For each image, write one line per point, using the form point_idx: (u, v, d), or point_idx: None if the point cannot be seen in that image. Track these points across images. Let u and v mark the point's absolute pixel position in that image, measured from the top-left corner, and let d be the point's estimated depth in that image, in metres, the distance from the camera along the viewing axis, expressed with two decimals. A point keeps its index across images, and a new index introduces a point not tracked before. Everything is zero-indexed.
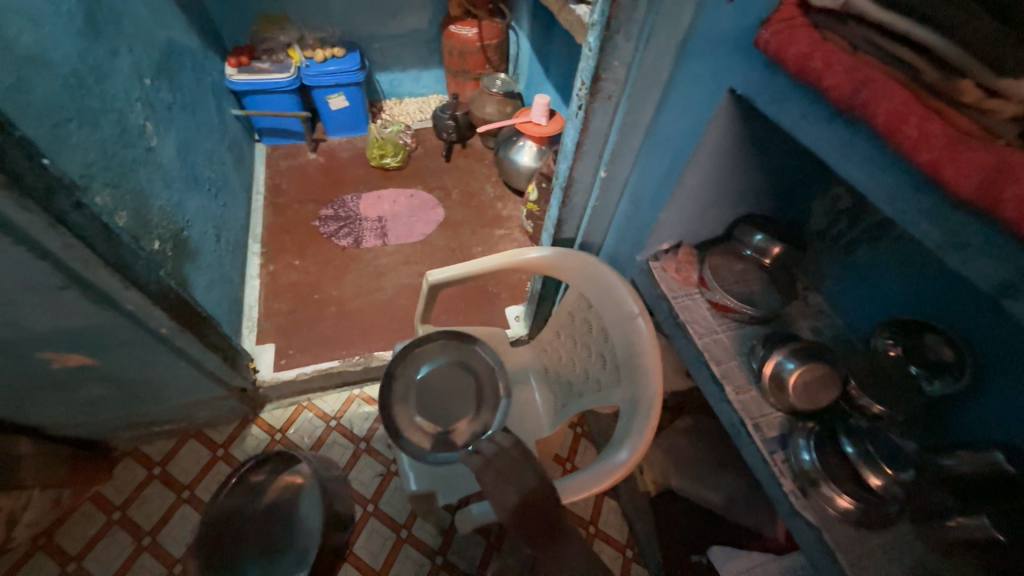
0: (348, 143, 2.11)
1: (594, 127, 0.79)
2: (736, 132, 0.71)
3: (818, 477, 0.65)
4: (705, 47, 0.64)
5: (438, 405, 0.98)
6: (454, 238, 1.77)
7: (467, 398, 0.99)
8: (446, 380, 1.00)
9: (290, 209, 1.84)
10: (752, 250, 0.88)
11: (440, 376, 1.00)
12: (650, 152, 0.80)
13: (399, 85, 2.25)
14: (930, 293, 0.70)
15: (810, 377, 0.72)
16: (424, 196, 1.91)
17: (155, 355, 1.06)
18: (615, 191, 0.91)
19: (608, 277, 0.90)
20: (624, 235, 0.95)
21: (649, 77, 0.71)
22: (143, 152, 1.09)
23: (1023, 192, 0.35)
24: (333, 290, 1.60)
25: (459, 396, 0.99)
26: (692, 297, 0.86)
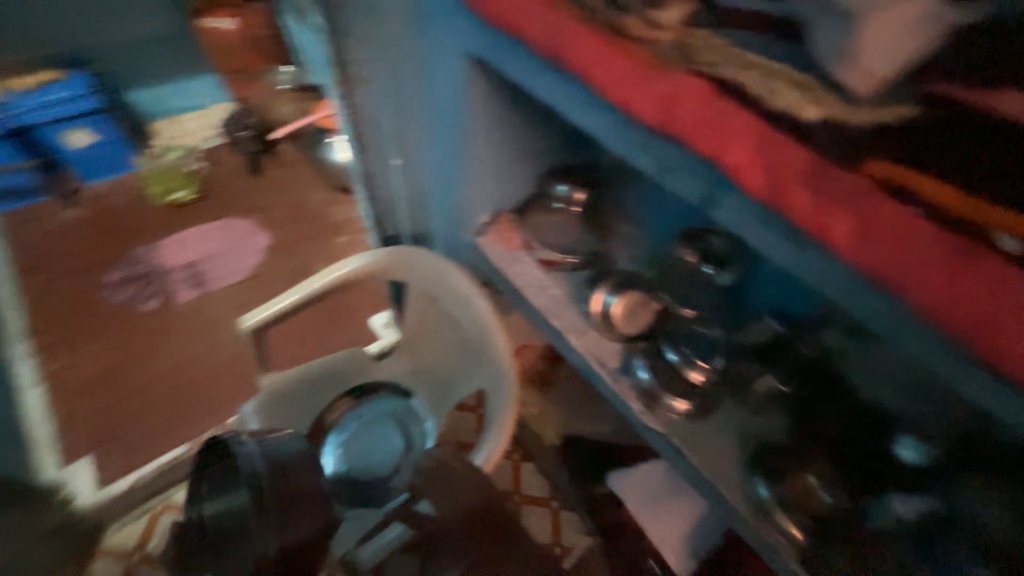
0: (121, 185, 1.71)
1: None
2: (499, 96, 0.70)
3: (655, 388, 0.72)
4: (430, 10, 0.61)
5: (373, 463, 0.89)
6: (291, 261, 1.56)
7: (395, 446, 0.91)
8: (369, 437, 0.91)
9: (60, 287, 1.45)
10: (561, 201, 0.91)
11: (363, 437, 0.91)
12: (430, 130, 0.77)
13: (165, 102, 1.84)
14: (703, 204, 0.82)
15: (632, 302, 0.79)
16: (240, 223, 1.65)
17: None
18: (418, 177, 0.87)
19: (438, 265, 0.87)
20: (440, 216, 0.92)
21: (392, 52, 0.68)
22: None
23: (687, 111, 0.38)
24: (153, 366, 1.33)
25: (389, 447, 0.91)
26: (520, 261, 0.88)
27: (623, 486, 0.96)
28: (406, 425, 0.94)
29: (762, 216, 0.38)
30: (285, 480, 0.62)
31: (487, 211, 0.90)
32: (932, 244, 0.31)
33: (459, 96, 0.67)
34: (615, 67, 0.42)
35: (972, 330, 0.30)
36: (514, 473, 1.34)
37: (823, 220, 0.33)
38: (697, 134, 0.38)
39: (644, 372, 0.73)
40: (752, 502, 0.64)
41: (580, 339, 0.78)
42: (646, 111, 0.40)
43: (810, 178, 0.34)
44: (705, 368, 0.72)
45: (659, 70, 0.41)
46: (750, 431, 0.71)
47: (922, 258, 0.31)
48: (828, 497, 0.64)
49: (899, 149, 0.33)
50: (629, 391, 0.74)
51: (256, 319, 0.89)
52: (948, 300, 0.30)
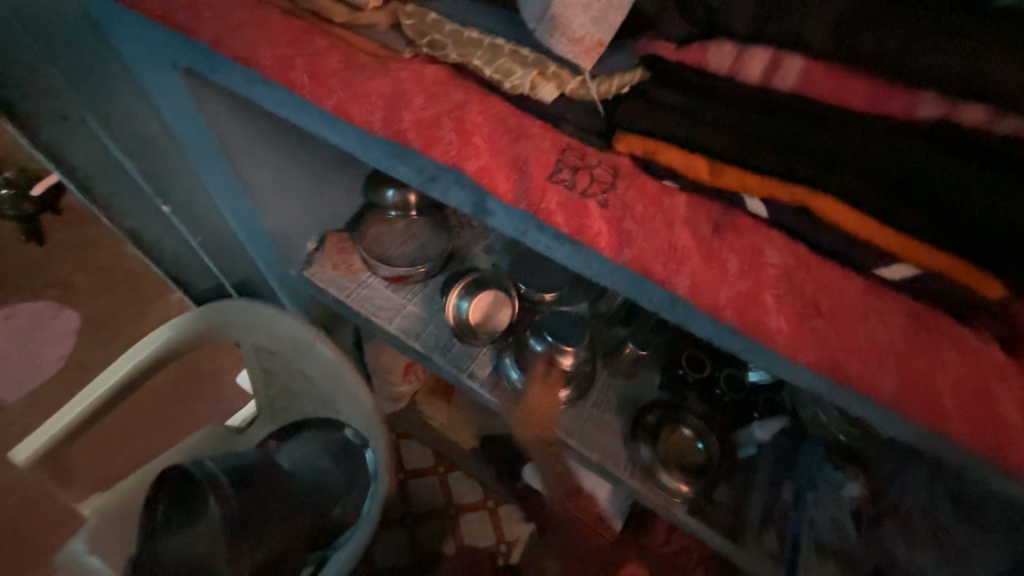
0: None
1: None
2: (260, 114, 0.56)
3: (529, 387, 0.69)
4: (110, 17, 0.43)
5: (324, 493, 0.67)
6: (117, 336, 1.27)
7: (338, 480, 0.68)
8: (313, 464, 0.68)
9: None
10: (395, 209, 0.81)
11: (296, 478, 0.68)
12: (188, 164, 0.60)
13: None
14: None
15: (489, 303, 0.74)
16: (29, 306, 1.30)
17: None
18: (201, 218, 0.69)
19: (267, 315, 0.74)
20: (249, 255, 0.75)
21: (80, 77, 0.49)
22: None
23: (414, 114, 0.31)
24: None
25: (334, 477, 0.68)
26: (365, 284, 0.77)
27: (540, 476, 0.95)
28: (343, 459, 0.69)
29: (529, 220, 0.32)
30: (258, 490, 0.54)
31: (312, 236, 0.77)
32: (683, 230, 0.28)
33: (200, 124, 0.51)
34: (332, 69, 0.32)
35: (735, 314, 0.26)
36: (443, 487, 1.25)
37: (577, 220, 0.28)
38: (430, 143, 0.30)
39: (517, 371, 0.70)
40: (638, 469, 0.65)
41: (445, 355, 0.72)
42: (371, 120, 0.32)
43: (556, 177, 0.29)
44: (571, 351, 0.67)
45: (378, 65, 0.33)
46: (627, 398, 0.71)
47: (678, 246, 0.28)
48: (700, 445, 0.66)
49: (652, 122, 0.28)
50: (506, 392, 0.70)
51: (32, 450, 0.71)
52: (708, 290, 0.27)
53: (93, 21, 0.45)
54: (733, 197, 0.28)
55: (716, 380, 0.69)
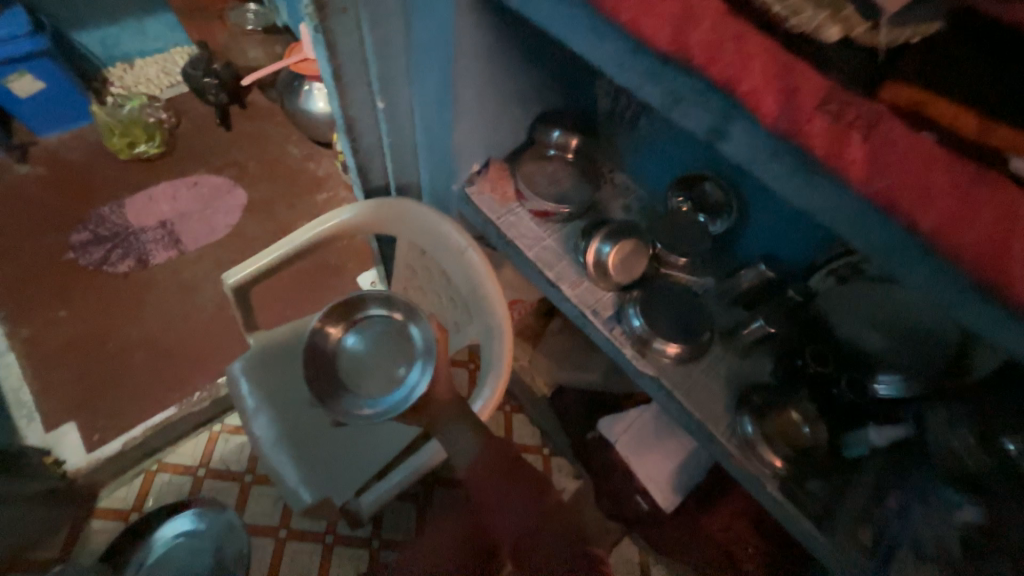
0: (76, 139, 1.54)
1: (345, 50, 0.70)
2: (490, 33, 0.65)
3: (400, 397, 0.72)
4: None
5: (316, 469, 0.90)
6: (273, 220, 1.50)
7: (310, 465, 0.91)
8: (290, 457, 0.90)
9: (19, 249, 1.31)
10: (555, 148, 0.87)
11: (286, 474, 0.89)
12: (419, 67, 0.72)
13: (117, 44, 1.67)
14: (681, 158, 0.83)
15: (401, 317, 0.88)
16: (212, 180, 1.55)
17: None
18: (407, 119, 0.82)
19: (431, 217, 0.84)
20: (429, 164, 0.87)
21: None
22: None
23: (703, 34, 0.36)
24: (131, 330, 1.24)
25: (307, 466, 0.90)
26: (514, 212, 0.84)
27: (614, 431, 1.01)
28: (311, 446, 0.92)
29: (768, 147, 0.36)
30: None
31: (478, 159, 0.86)
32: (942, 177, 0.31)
33: (450, 26, 0.62)
34: None
35: (977, 257, 0.29)
36: (505, 424, 1.34)
37: (838, 148, 0.33)
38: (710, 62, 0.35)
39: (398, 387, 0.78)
40: (736, 438, 0.68)
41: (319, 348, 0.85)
42: (657, 35, 0.37)
43: (823, 107, 0.33)
44: (676, 343, 0.72)
45: None
46: (737, 372, 0.74)
47: (932, 187, 0.31)
48: (807, 429, 0.67)
49: (926, 76, 0.32)
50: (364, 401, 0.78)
51: (239, 277, 0.85)
52: (955, 230, 0.30)
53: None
54: (997, 157, 0.30)
55: (836, 381, 0.69)
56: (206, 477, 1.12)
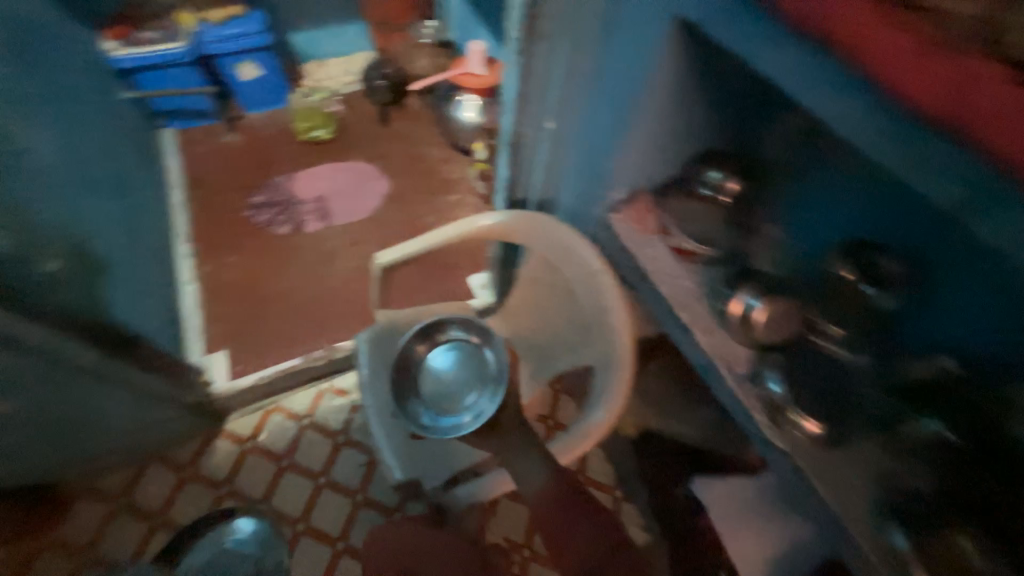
0: (271, 118, 1.84)
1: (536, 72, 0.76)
2: (684, 64, 0.68)
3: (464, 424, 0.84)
4: None
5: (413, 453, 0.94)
6: (406, 211, 1.65)
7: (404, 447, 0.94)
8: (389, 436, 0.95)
9: (214, 199, 1.59)
10: (708, 189, 0.81)
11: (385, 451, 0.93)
12: (602, 91, 0.75)
13: (316, 46, 1.98)
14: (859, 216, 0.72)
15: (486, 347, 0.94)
16: (364, 167, 1.75)
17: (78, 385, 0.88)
18: (568, 141, 0.85)
19: (571, 237, 0.85)
20: (578, 184, 0.89)
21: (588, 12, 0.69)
22: (14, 155, 0.89)
23: None
24: (280, 283, 1.44)
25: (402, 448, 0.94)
26: (653, 245, 0.82)
27: (708, 496, 0.93)
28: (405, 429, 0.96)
29: None
30: None
31: (624, 188, 0.85)
32: None
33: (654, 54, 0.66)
34: None
35: None
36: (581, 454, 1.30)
37: None
38: None
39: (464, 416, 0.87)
40: (885, 551, 0.58)
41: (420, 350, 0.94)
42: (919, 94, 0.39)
43: None
44: (817, 421, 0.65)
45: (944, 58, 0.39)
46: (890, 472, 0.63)
47: None
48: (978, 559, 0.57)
49: None
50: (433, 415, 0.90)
51: (388, 259, 0.94)
52: None
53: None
54: None
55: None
56: (308, 426, 1.25)
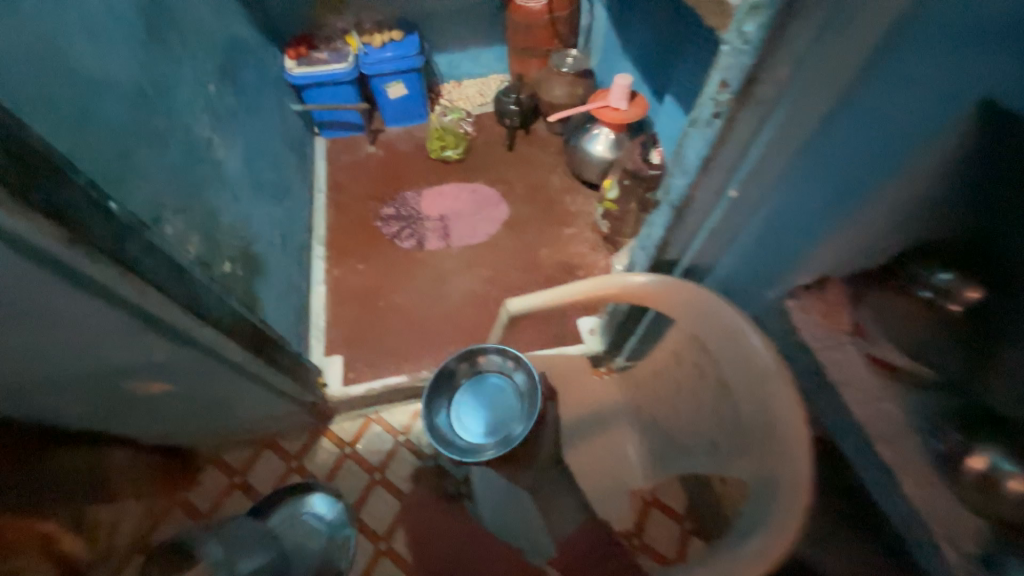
0: (407, 134, 1.95)
1: (733, 142, 0.62)
2: (964, 146, 0.55)
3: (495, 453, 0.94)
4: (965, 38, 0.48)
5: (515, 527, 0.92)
6: (521, 240, 1.62)
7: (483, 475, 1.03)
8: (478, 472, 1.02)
9: (351, 207, 1.70)
10: (931, 293, 0.64)
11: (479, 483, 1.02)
12: (827, 159, 0.61)
13: (457, 68, 2.06)
14: None
15: (513, 379, 1.02)
16: (487, 190, 1.76)
17: (224, 378, 0.96)
18: (755, 211, 0.70)
19: (734, 321, 0.72)
20: (756, 257, 0.76)
21: (825, 79, 0.53)
22: (210, 166, 1.00)
23: None
24: (397, 297, 1.49)
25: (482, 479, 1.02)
26: (843, 348, 0.66)
27: None
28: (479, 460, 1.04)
29: None
30: None
31: (813, 273, 0.73)
32: None
33: (933, 128, 0.55)
34: None
35: None
36: None
37: None
38: None
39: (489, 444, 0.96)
40: None
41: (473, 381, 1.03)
42: None
43: None
44: None
45: None
46: None
47: None
48: None
49: None
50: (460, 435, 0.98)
51: (519, 305, 0.89)
52: None
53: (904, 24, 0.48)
54: None
55: None
56: (403, 445, 1.27)
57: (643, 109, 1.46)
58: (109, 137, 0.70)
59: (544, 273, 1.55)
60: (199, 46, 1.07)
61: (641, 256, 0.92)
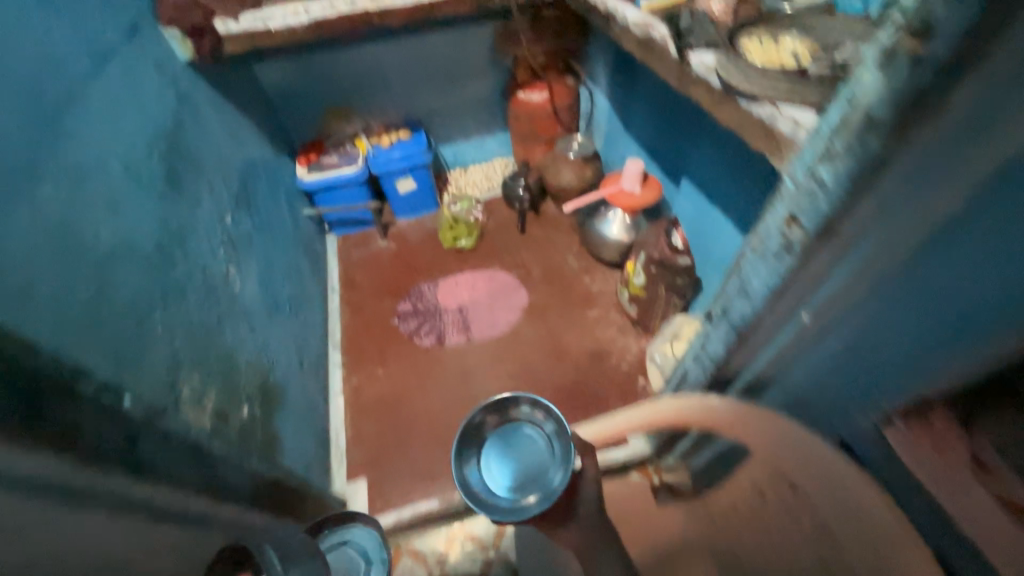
0: (418, 224, 1.95)
1: (808, 272, 0.56)
2: None
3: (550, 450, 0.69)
4: None
5: None
6: (544, 328, 1.55)
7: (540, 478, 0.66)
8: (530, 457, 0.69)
9: (366, 306, 1.66)
10: None
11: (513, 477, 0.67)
12: (915, 305, 0.54)
13: (462, 156, 2.10)
14: None
15: (541, 427, 0.71)
16: (504, 276, 1.72)
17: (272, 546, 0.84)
18: (824, 340, 0.63)
19: (828, 464, 0.58)
20: (838, 380, 0.68)
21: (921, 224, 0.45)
22: (228, 304, 0.95)
23: None
24: (421, 404, 1.40)
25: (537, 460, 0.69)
26: (972, 492, 0.55)
27: None
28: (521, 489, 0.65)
29: None
30: None
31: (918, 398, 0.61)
32: None
33: None
34: None
35: None
36: None
37: None
38: None
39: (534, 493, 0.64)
40: None
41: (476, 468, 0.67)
42: None
43: None
44: None
45: None
46: None
47: None
48: None
49: None
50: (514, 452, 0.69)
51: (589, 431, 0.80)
52: None
53: (1014, 171, 0.39)
54: None
55: None
56: None
57: (657, 190, 1.45)
58: (127, 312, 0.65)
59: (572, 363, 1.46)
60: (220, 180, 1.08)
61: (696, 367, 0.86)
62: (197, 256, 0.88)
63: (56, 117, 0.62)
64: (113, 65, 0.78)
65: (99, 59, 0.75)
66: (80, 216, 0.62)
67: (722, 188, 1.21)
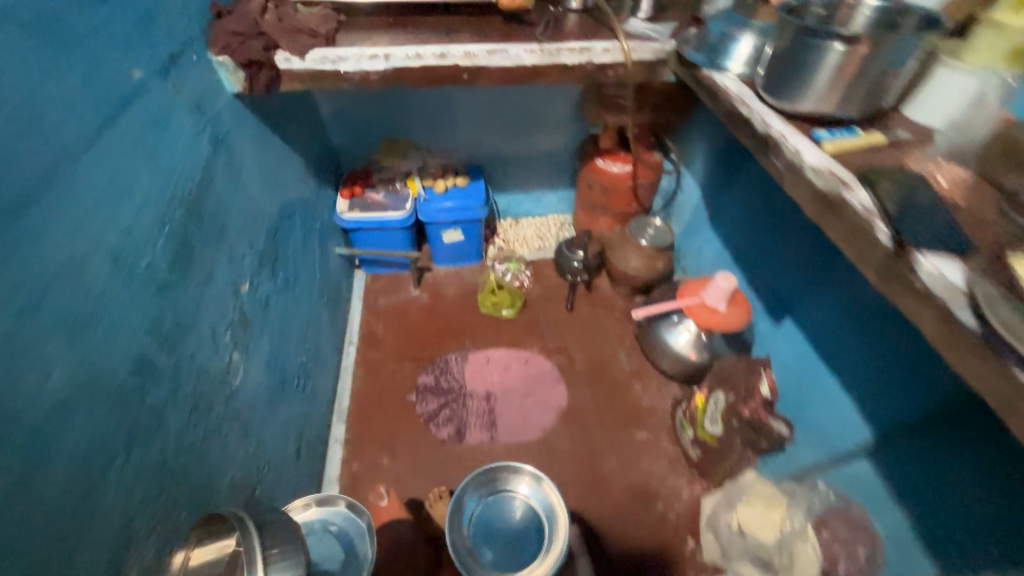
0: (456, 277, 1.75)
1: None
2: None
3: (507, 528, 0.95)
4: None
5: None
6: (581, 441, 1.33)
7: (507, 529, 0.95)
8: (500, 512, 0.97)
9: (384, 370, 1.46)
10: None
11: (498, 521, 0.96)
12: None
13: (516, 207, 1.90)
14: None
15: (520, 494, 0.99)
16: (543, 363, 1.51)
17: None
18: None
19: None
20: None
21: None
22: (220, 409, 0.76)
23: None
24: (426, 516, 1.18)
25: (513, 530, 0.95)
26: None
27: None
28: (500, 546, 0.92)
29: None
30: None
31: None
32: None
33: None
34: None
35: None
36: None
37: None
38: None
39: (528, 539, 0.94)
40: None
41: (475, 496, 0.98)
42: None
43: None
44: None
45: None
46: None
47: None
48: None
49: None
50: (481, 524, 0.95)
51: None
52: None
53: None
54: None
55: None
56: None
57: (746, 315, 1.21)
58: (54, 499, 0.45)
59: (609, 496, 1.23)
60: (245, 240, 0.89)
61: None
62: (190, 360, 0.69)
63: (12, 214, 0.43)
64: (128, 117, 0.59)
65: (110, 112, 0.57)
66: (10, 365, 0.42)
67: (842, 346, 0.98)
